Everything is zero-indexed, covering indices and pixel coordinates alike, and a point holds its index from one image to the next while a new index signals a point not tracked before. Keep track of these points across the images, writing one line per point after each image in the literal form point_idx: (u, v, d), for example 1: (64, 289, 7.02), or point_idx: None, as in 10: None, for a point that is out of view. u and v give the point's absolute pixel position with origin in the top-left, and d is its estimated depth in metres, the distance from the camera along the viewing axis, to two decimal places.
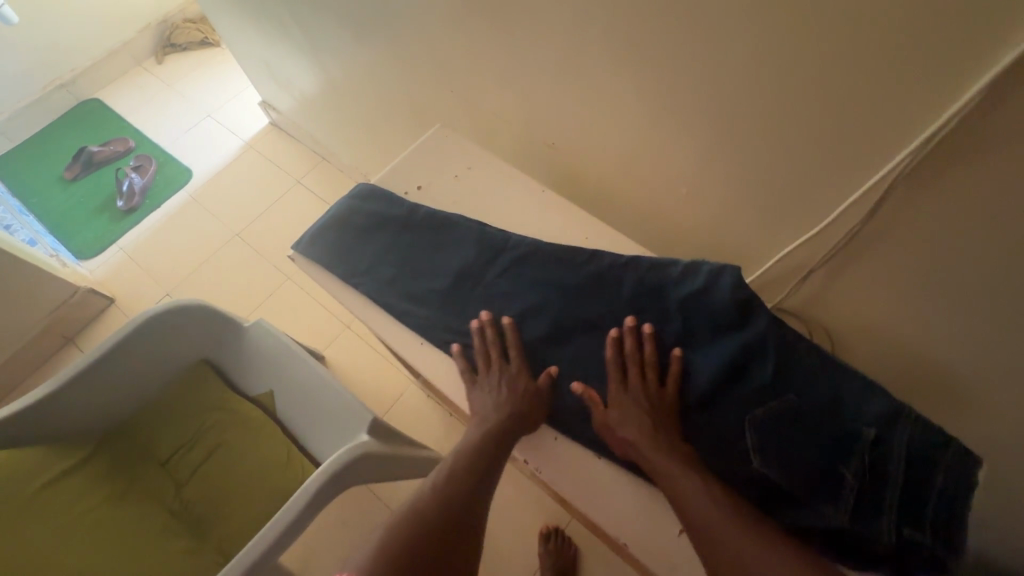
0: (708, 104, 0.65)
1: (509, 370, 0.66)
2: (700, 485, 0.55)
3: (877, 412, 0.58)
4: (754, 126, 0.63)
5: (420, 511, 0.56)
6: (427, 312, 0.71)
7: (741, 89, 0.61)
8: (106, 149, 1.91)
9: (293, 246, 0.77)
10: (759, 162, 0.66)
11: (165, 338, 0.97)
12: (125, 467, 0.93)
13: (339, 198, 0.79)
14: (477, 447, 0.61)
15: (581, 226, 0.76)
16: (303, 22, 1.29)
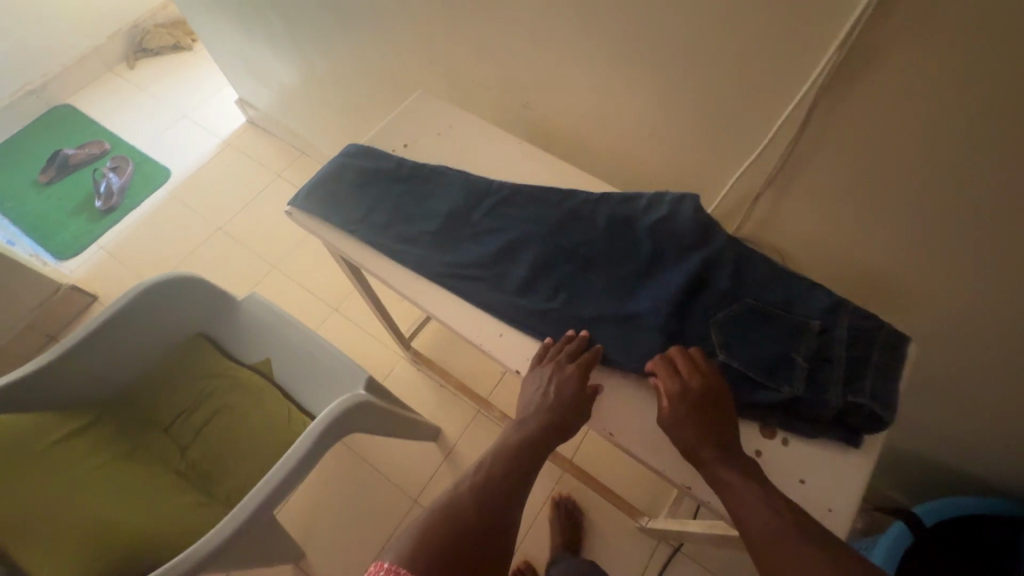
0: (661, 44, 0.75)
1: (569, 372, 0.65)
2: (761, 493, 0.55)
3: (820, 306, 0.67)
4: (702, 63, 0.72)
5: (460, 503, 0.56)
6: (418, 247, 0.76)
7: (687, 25, 0.70)
8: (81, 152, 1.91)
9: (290, 202, 0.83)
10: (708, 92, 0.75)
11: (164, 310, 1.00)
12: (130, 433, 0.98)
13: (332, 157, 0.86)
14: (522, 446, 0.62)
15: (556, 169, 0.83)
16: (280, 13, 1.34)
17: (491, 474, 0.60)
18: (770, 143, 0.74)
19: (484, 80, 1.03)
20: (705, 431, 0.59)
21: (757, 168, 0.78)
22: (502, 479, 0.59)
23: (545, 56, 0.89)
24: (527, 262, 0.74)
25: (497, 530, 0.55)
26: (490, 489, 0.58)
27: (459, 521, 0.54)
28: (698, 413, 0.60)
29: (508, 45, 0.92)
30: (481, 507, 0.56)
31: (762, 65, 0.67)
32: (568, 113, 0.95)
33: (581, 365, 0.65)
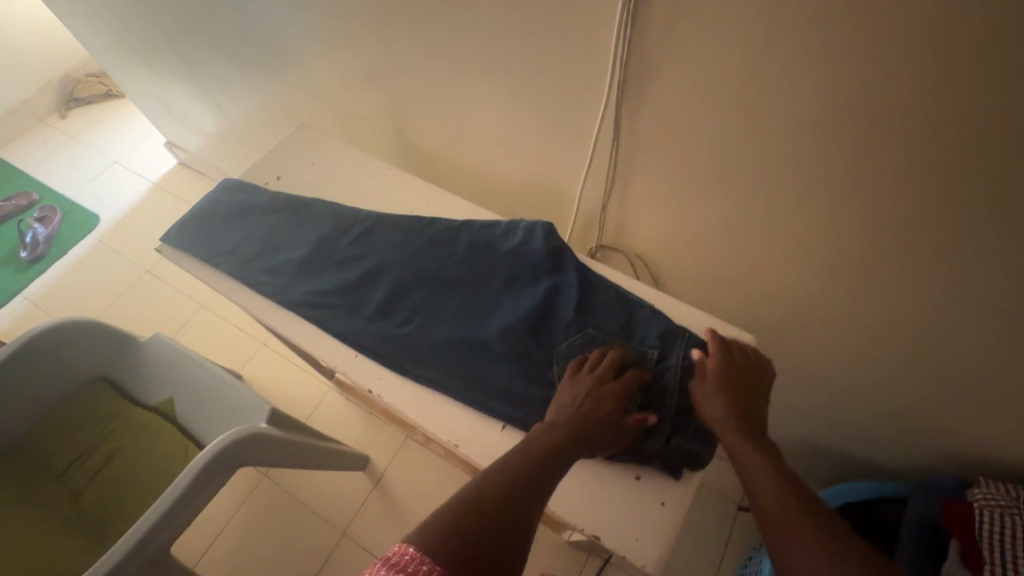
0: (499, 65, 0.80)
1: (604, 389, 0.61)
2: (779, 475, 0.53)
3: (658, 337, 0.68)
4: (541, 80, 0.78)
5: (484, 495, 0.51)
6: (281, 279, 0.77)
7: (514, 45, 0.76)
8: (8, 204, 1.90)
9: (162, 238, 0.84)
10: (547, 105, 0.80)
11: (54, 355, 0.99)
12: (19, 482, 0.95)
13: (207, 192, 0.87)
14: (546, 442, 0.57)
15: (422, 189, 0.86)
16: (185, 58, 1.38)
17: (520, 467, 0.54)
18: (611, 149, 0.79)
19: (369, 112, 1.07)
20: (731, 408, 0.59)
21: (608, 174, 0.83)
22: (525, 472, 0.54)
23: (414, 84, 0.94)
24: (381, 294, 0.75)
25: (521, 525, 0.50)
26: (516, 482, 0.53)
27: (486, 515, 0.50)
28: (728, 392, 0.60)
29: (382, 76, 0.97)
30: (507, 500, 0.51)
31: (587, 79, 0.73)
32: (447, 137, 1.00)
33: (608, 375, 0.63)
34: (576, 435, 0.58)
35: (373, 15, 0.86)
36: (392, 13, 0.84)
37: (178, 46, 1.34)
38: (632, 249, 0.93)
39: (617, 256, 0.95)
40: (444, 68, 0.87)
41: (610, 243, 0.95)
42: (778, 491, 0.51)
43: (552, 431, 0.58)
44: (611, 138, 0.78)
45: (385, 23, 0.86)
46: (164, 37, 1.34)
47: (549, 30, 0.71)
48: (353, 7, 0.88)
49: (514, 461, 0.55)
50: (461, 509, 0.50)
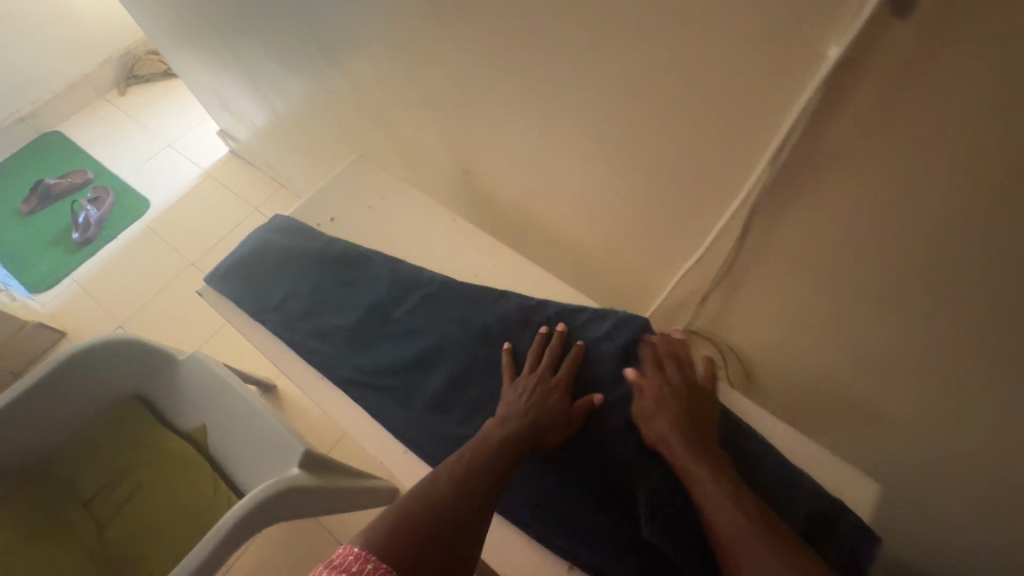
0: (595, 123, 0.68)
1: (553, 380, 0.63)
2: (727, 486, 0.51)
3: (775, 479, 0.61)
4: (644, 148, 0.66)
5: (435, 496, 0.52)
6: (332, 348, 0.70)
7: (618, 106, 0.64)
8: (64, 181, 1.91)
9: (204, 280, 0.76)
10: (647, 173, 0.68)
11: (92, 375, 0.96)
12: (43, 509, 0.91)
13: (254, 229, 0.79)
14: (503, 438, 0.57)
15: (492, 253, 0.77)
16: (242, 56, 1.31)
17: (475, 466, 0.55)
18: (722, 238, 0.66)
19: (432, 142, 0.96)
20: (669, 414, 0.58)
21: (710, 262, 0.70)
22: (476, 470, 0.54)
23: (488, 125, 0.83)
24: (437, 382, 0.66)
25: (470, 518, 0.51)
26: (467, 479, 0.54)
27: (437, 514, 0.51)
28: (669, 400, 0.60)
29: (452, 110, 0.86)
30: (461, 497, 0.52)
31: (704, 159, 0.61)
32: (518, 182, 0.89)
33: (555, 361, 0.64)
34: (533, 433, 0.58)
35: (451, 49, 0.76)
36: (473, 49, 0.73)
37: (233, 42, 1.27)
38: (728, 343, 0.79)
39: (706, 347, 0.81)
40: (526, 114, 0.75)
41: (699, 329, 0.81)
42: (728, 504, 0.50)
43: (502, 426, 0.58)
44: (720, 223, 0.66)
45: (463, 59, 0.75)
46: (222, 33, 1.28)
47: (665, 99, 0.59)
48: (428, 37, 0.77)
49: (468, 458, 0.56)
50: (414, 509, 0.51)
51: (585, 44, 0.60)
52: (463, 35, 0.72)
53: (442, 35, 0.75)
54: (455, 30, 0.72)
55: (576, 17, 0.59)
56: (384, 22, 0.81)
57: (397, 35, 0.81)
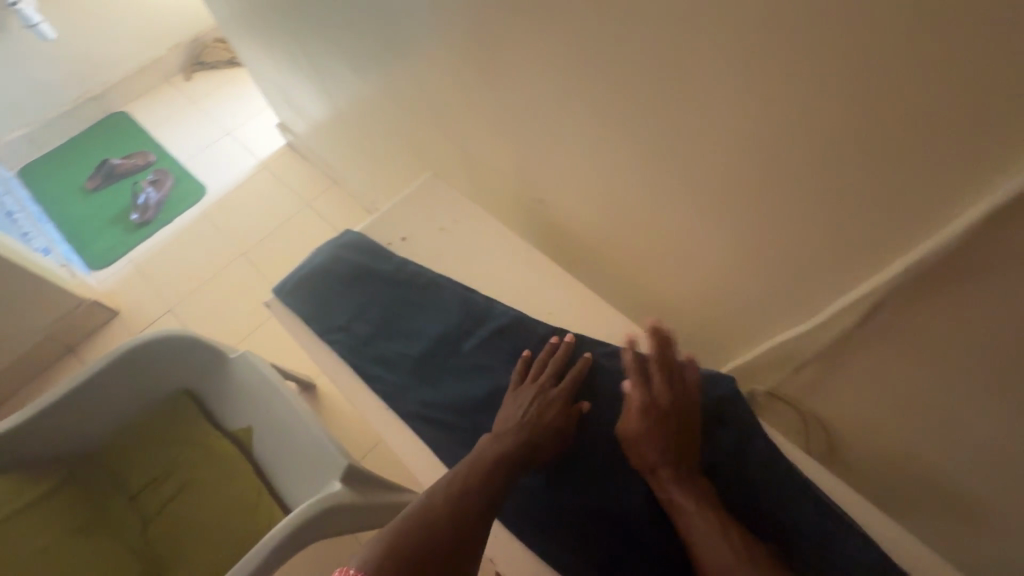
0: (695, 166, 0.64)
1: (549, 392, 0.63)
2: (716, 520, 0.54)
3: (865, 561, 0.58)
4: (745, 199, 0.62)
5: (433, 513, 0.53)
6: (398, 377, 0.68)
7: (727, 152, 0.60)
8: (128, 162, 1.96)
9: (272, 292, 0.75)
10: (747, 223, 0.64)
11: (148, 368, 0.97)
12: (91, 500, 0.91)
13: (324, 243, 0.78)
14: (499, 454, 0.58)
15: (568, 289, 0.74)
16: (310, 55, 1.30)
17: (473, 483, 0.56)
18: (841, 306, 0.61)
19: (501, 162, 0.93)
20: (662, 437, 0.59)
21: (817, 327, 0.65)
22: (472, 491, 0.55)
23: (566, 155, 0.79)
24: (511, 430, 0.64)
25: (467, 540, 0.52)
26: (464, 498, 0.55)
27: (435, 533, 0.51)
28: (665, 424, 0.60)
29: (527, 135, 0.83)
30: (458, 515, 0.53)
31: (815, 219, 0.57)
32: (591, 212, 0.85)
33: (556, 374, 0.65)
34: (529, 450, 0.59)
35: (536, 77, 0.72)
36: (562, 80, 0.69)
37: (303, 43, 1.27)
38: (811, 410, 0.74)
39: (784, 409, 0.77)
40: (613, 149, 0.72)
41: (783, 392, 0.75)
42: (719, 540, 0.53)
43: (498, 443, 0.59)
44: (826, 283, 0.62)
45: (549, 87, 0.72)
46: (292, 32, 1.27)
47: (780, 155, 0.55)
48: (513, 62, 0.74)
49: (462, 475, 0.56)
50: (412, 527, 0.52)
51: (700, 86, 0.56)
52: (553, 64, 0.68)
53: (529, 62, 0.71)
54: (544, 59, 0.69)
55: (690, 61, 0.55)
56: (466, 41, 0.78)
57: (478, 56, 0.78)
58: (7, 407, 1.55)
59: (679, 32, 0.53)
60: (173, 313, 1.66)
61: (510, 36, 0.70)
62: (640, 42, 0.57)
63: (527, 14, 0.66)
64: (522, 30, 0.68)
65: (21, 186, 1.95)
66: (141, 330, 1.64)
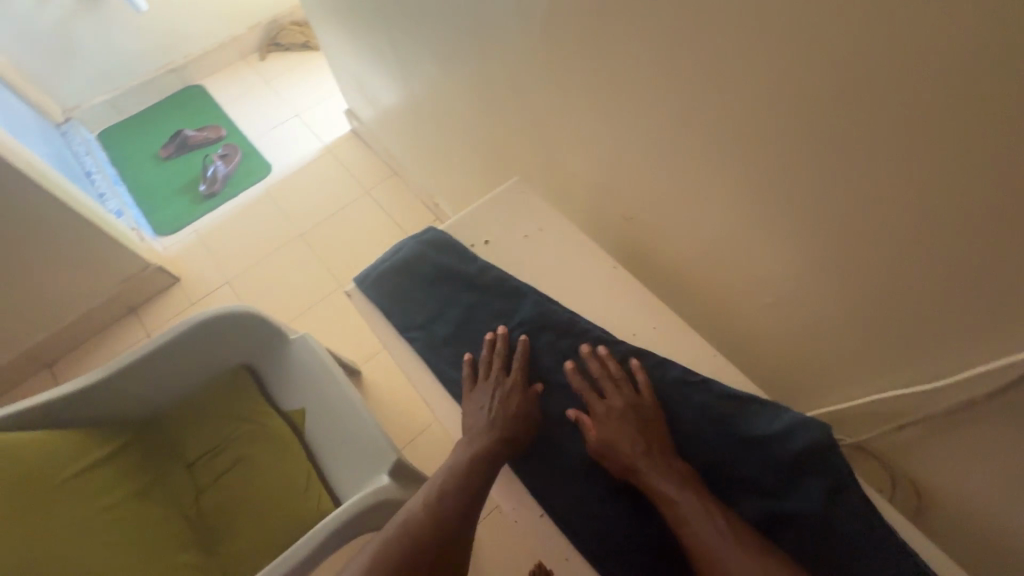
0: (804, 202, 0.61)
1: (504, 386, 0.65)
2: (697, 502, 0.54)
3: None
4: (856, 240, 0.59)
5: (413, 528, 0.56)
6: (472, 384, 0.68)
7: (845, 192, 0.56)
8: (200, 134, 2.02)
9: (353, 282, 0.76)
10: (856, 266, 0.60)
11: (216, 339, 1.00)
12: (151, 463, 0.93)
13: (408, 238, 0.78)
14: (469, 460, 0.61)
15: (649, 313, 0.71)
16: (390, 46, 1.31)
17: (451, 494, 0.59)
18: (965, 374, 0.56)
19: (583, 173, 0.91)
20: (623, 427, 0.60)
21: (928, 388, 0.60)
22: (450, 498, 0.58)
23: (656, 173, 0.77)
24: (585, 448, 0.63)
25: (453, 543, 0.56)
26: (445, 505, 0.58)
27: (416, 548, 0.54)
28: (627, 416, 0.61)
29: (615, 149, 0.81)
30: (438, 527, 0.56)
31: (937, 271, 0.53)
32: (675, 233, 0.82)
33: (507, 369, 0.66)
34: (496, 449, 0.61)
35: (636, 92, 0.70)
36: (666, 98, 0.67)
37: (386, 35, 1.28)
38: (903, 471, 0.69)
39: (875, 469, 0.71)
40: (710, 173, 0.69)
41: (871, 447, 0.71)
42: (706, 522, 0.52)
43: (470, 446, 0.62)
44: (939, 339, 0.57)
45: (648, 104, 0.69)
46: (375, 23, 1.28)
47: (907, 199, 0.51)
48: (612, 75, 0.72)
49: (441, 485, 0.60)
50: (395, 545, 0.55)
51: (826, 120, 0.53)
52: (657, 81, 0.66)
53: (630, 77, 0.69)
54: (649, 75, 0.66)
55: (819, 94, 0.52)
56: (564, 49, 0.76)
57: (575, 64, 0.76)
58: (70, 359, 1.63)
59: (809, 64, 0.50)
60: (229, 285, 1.70)
61: (614, 48, 0.69)
62: (761, 69, 0.54)
63: (637, 29, 0.64)
64: (628, 44, 0.66)
65: (100, 149, 2.04)
66: (199, 298, 1.69)
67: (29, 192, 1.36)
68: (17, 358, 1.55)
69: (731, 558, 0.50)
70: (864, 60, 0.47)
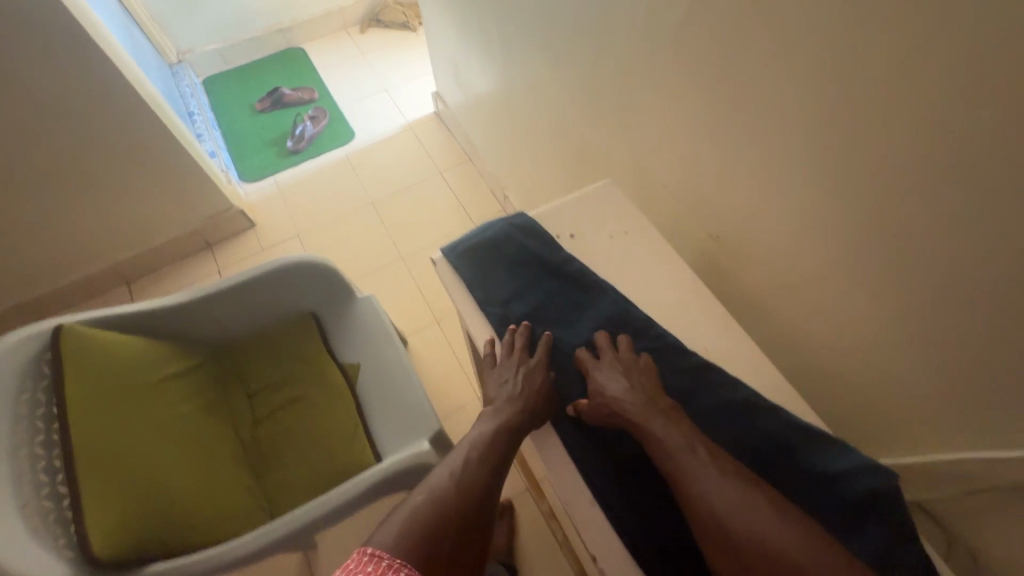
0: (903, 247, 0.60)
1: (527, 365, 0.68)
2: (710, 461, 0.55)
3: None
4: (954, 299, 0.58)
5: (441, 498, 0.58)
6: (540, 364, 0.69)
7: (949, 243, 0.55)
8: (294, 94, 2.13)
9: (441, 251, 0.80)
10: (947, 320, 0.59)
11: (294, 285, 1.07)
12: (218, 386, 0.99)
13: (498, 219, 0.81)
14: (491, 437, 0.63)
15: (717, 331, 0.72)
16: (494, 37, 1.36)
17: (478, 470, 0.61)
18: None
19: (670, 186, 0.92)
20: (631, 391, 0.63)
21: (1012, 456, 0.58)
22: (476, 470, 0.61)
23: (748, 198, 0.77)
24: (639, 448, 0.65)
25: (478, 509, 0.58)
26: (472, 477, 0.60)
27: (447, 518, 0.56)
28: (630, 380, 0.64)
29: (709, 167, 0.82)
30: (465, 500, 0.58)
31: None
32: (756, 260, 0.82)
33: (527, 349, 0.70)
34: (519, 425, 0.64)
35: (743, 116, 0.71)
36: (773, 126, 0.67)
37: (493, 25, 1.32)
38: (962, 536, 0.67)
39: (927, 527, 0.71)
40: (805, 207, 0.69)
41: (933, 508, 0.70)
42: (720, 478, 0.53)
43: (493, 420, 0.65)
44: None
45: (754, 130, 0.71)
46: (485, 12, 1.33)
47: None
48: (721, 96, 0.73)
49: (468, 458, 0.62)
50: (425, 511, 0.57)
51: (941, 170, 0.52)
52: (767, 109, 0.67)
53: (739, 101, 0.70)
54: (759, 101, 0.68)
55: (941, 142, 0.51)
56: (675, 63, 0.78)
57: (685, 79, 0.78)
58: (146, 281, 1.75)
59: (939, 117, 0.50)
60: (298, 239, 1.79)
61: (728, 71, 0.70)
62: (885, 115, 0.54)
63: (756, 56, 0.65)
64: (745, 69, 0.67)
65: (204, 93, 2.18)
66: (269, 246, 1.79)
67: (142, 121, 1.48)
68: (102, 271, 1.68)
69: (754, 512, 0.51)
70: (1001, 124, 0.46)
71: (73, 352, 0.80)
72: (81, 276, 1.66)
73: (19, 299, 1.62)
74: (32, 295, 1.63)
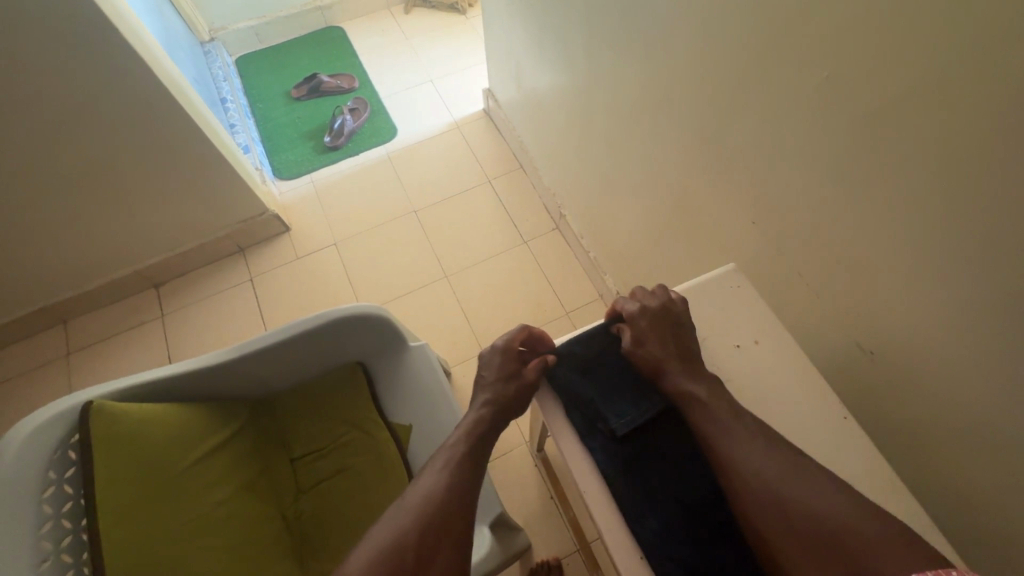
0: None
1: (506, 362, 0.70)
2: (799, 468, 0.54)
3: None
4: None
5: (413, 516, 0.56)
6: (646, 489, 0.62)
7: None
8: (333, 81, 1.97)
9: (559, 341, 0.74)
10: None
11: (343, 336, 0.95)
12: (260, 453, 0.90)
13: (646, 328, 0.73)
14: (471, 432, 0.65)
15: (857, 472, 0.64)
16: (568, 48, 1.18)
17: (450, 487, 0.59)
18: None
19: (793, 267, 0.78)
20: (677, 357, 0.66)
21: None
22: (459, 478, 0.60)
23: (916, 314, 0.63)
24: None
25: (451, 519, 0.56)
26: (456, 485, 0.59)
27: (418, 532, 0.55)
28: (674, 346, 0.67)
29: (865, 261, 0.66)
30: (436, 515, 0.56)
31: None
32: (898, 378, 0.69)
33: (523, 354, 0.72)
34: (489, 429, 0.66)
35: (944, 226, 0.55)
36: (990, 251, 0.52)
37: (570, 36, 1.15)
38: None
39: None
40: (1012, 353, 0.54)
41: None
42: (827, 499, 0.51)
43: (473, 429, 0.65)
44: None
45: (953, 246, 0.55)
46: (562, 19, 1.15)
47: None
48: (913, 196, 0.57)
49: (451, 464, 0.61)
50: (401, 526, 0.56)
51: None
52: (982, 228, 0.52)
53: (936, 209, 0.55)
54: (972, 219, 0.53)
55: None
56: (843, 141, 0.63)
57: (851, 163, 0.63)
58: (176, 284, 1.67)
59: None
60: (336, 246, 1.67)
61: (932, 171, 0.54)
62: None
63: (974, 160, 0.50)
64: (963, 175, 0.52)
65: (237, 76, 2.04)
66: (304, 253, 1.68)
67: (172, 124, 1.34)
68: (131, 273, 1.60)
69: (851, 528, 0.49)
70: None
71: (100, 436, 0.71)
72: (110, 278, 1.59)
73: (46, 301, 1.55)
74: (59, 296, 1.56)
